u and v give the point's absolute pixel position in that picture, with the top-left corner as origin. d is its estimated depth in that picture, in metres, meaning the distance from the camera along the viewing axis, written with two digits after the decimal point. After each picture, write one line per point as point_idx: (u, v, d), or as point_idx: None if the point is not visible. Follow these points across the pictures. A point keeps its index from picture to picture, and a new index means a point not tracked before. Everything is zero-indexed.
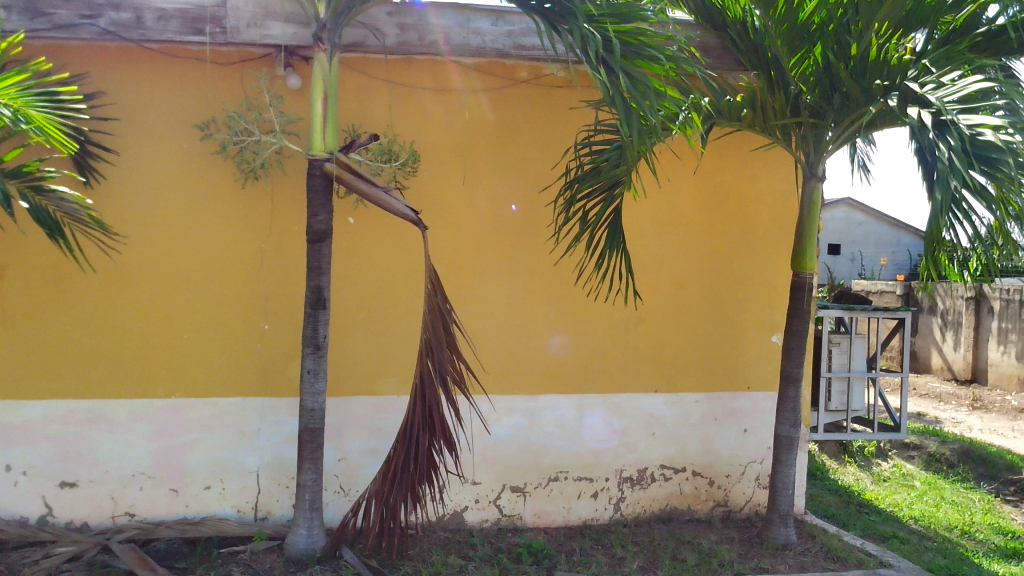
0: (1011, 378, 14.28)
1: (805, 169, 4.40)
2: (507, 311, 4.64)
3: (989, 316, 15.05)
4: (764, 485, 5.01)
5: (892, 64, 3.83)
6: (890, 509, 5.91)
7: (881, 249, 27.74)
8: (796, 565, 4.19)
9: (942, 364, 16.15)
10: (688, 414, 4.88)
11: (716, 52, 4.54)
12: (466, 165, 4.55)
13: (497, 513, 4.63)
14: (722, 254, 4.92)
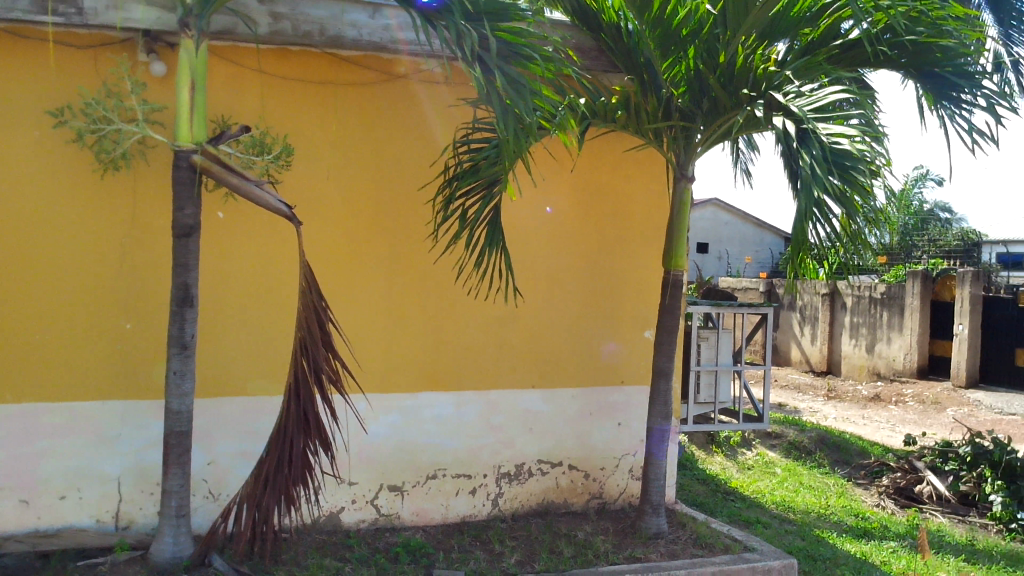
0: (862, 369, 15.46)
1: (676, 170, 4.50)
2: (384, 307, 4.58)
3: (842, 312, 16.03)
4: (636, 477, 5.15)
5: (758, 74, 4.01)
6: (754, 496, 6.20)
7: (745, 249, 29.10)
8: (667, 553, 4.32)
9: (800, 357, 17.07)
10: (564, 408, 4.97)
11: (593, 53, 4.57)
12: (342, 159, 4.46)
13: (374, 513, 4.56)
14: (598, 252, 5.04)
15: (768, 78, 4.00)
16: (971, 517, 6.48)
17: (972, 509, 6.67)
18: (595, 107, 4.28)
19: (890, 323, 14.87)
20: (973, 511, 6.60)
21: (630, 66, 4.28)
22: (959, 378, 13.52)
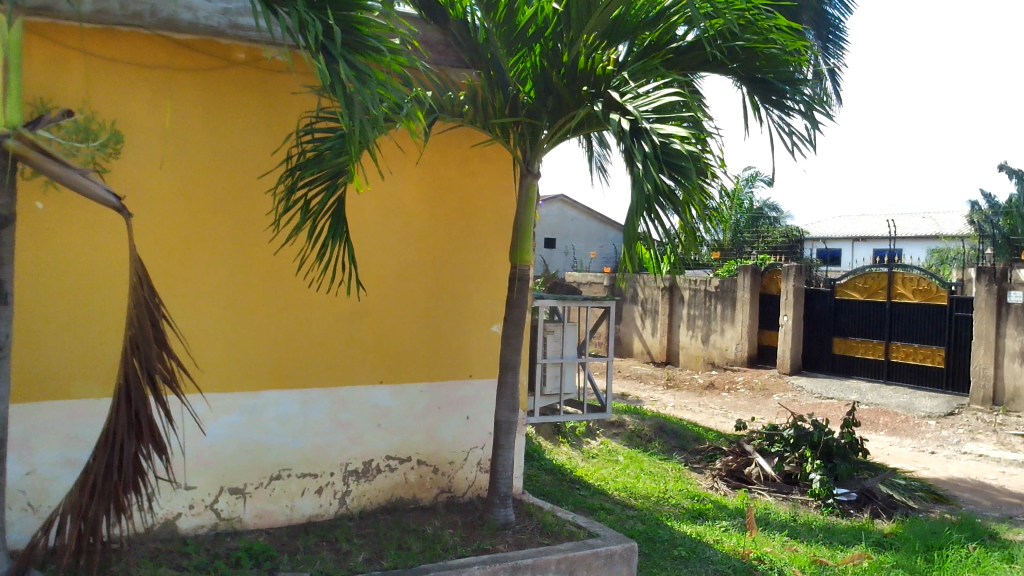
0: (698, 359, 16.31)
1: (522, 165, 4.55)
2: (224, 304, 4.40)
3: (680, 305, 16.81)
4: (485, 469, 5.21)
5: (598, 73, 4.18)
6: (598, 483, 6.41)
7: (590, 244, 30.00)
8: (514, 543, 4.39)
9: (642, 349, 17.77)
10: (412, 403, 4.95)
11: (439, 47, 4.51)
12: (178, 147, 4.25)
13: (214, 517, 4.37)
14: (446, 245, 5.05)
15: (607, 78, 4.17)
16: (794, 495, 6.97)
17: (794, 487, 7.18)
18: (442, 100, 4.26)
19: (724, 315, 15.78)
20: (795, 489, 7.11)
21: (476, 61, 4.32)
22: (784, 366, 14.57)
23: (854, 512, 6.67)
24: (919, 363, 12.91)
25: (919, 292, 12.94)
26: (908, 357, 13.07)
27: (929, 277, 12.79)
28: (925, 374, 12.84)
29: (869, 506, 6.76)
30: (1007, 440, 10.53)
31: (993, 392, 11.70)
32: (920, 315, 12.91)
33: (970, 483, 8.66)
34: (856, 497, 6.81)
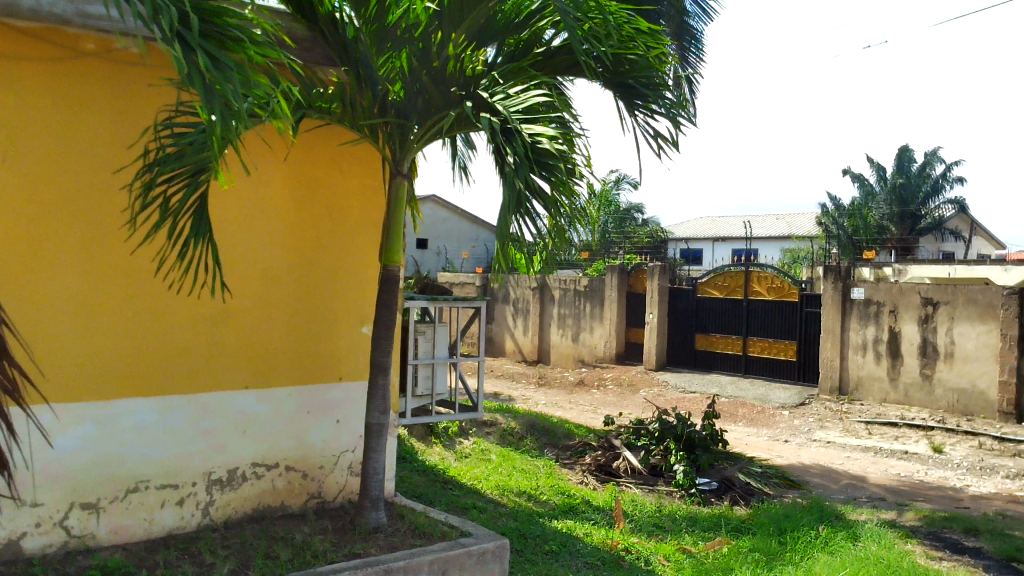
0: (568, 357, 16.65)
1: (391, 166, 4.47)
2: (74, 308, 4.15)
3: (551, 304, 17.09)
4: (355, 473, 5.16)
5: (468, 74, 4.18)
6: (471, 483, 6.44)
7: (462, 245, 30.10)
8: (386, 545, 4.36)
9: (514, 348, 17.97)
10: (279, 408, 4.83)
11: (305, 43, 4.44)
12: (23, 141, 3.98)
13: (64, 535, 4.10)
14: (315, 245, 4.95)
15: (477, 78, 4.19)
16: (659, 486, 7.20)
17: (659, 478, 7.43)
18: (309, 96, 4.12)
19: (592, 314, 16.18)
20: (660, 480, 7.35)
21: (344, 59, 4.21)
22: (650, 362, 15.07)
23: (714, 500, 7.01)
24: (773, 357, 13.65)
25: (773, 290, 13.67)
26: (764, 351, 13.79)
27: (782, 276, 13.53)
28: (778, 367, 13.59)
29: (728, 494, 7.13)
30: (851, 427, 11.29)
31: (839, 382, 12.52)
32: (774, 312, 13.65)
33: (819, 468, 9.23)
34: (716, 486, 7.17)
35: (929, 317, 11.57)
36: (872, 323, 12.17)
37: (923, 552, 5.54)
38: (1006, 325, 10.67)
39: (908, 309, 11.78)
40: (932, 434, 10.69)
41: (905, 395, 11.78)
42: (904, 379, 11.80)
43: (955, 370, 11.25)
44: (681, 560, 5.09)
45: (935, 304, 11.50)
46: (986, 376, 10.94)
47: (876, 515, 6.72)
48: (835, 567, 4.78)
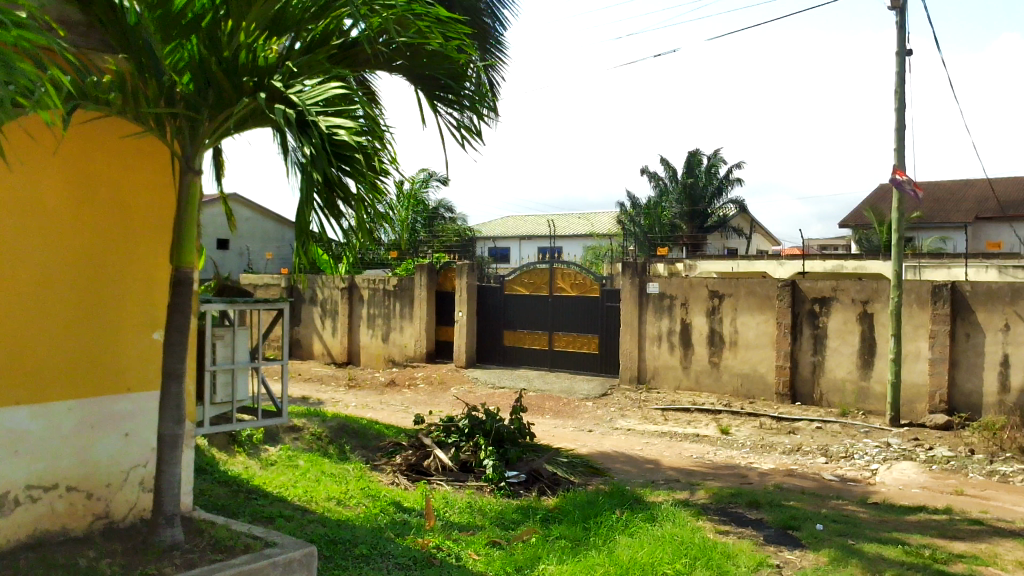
0: (378, 358, 16.49)
1: (180, 162, 4.22)
2: None
3: (359, 304, 16.84)
4: (148, 489, 4.88)
5: (258, 63, 4.06)
6: (276, 491, 6.22)
7: (267, 245, 29.05)
8: (184, 563, 4.11)
9: (322, 350, 17.54)
10: (56, 424, 4.42)
11: (81, 28, 4.11)
12: None
13: None
14: (95, 248, 4.59)
15: (270, 68, 4.08)
16: (469, 481, 7.28)
17: (470, 473, 7.51)
18: (83, 86, 3.78)
19: (402, 313, 16.11)
20: (471, 475, 7.43)
21: (124, 46, 3.92)
22: (460, 359, 15.21)
23: (523, 492, 7.17)
24: (577, 350, 14.21)
25: (576, 286, 14.19)
26: (569, 345, 14.31)
27: (584, 272, 14.08)
28: (582, 360, 14.15)
29: (536, 485, 7.32)
30: (650, 414, 11.95)
31: (637, 372, 13.23)
32: (577, 307, 14.19)
33: (620, 455, 9.70)
34: (525, 478, 7.34)
35: (715, 308, 12.42)
36: (666, 315, 12.94)
37: (712, 527, 5.96)
38: (781, 314, 11.67)
39: (697, 301, 12.60)
40: (721, 417, 11.52)
41: (696, 382, 12.63)
42: (695, 367, 12.64)
43: (739, 358, 12.19)
44: (491, 553, 5.17)
45: (721, 296, 12.35)
46: (765, 361, 11.94)
47: (671, 495, 7.15)
48: (634, 548, 5.04)
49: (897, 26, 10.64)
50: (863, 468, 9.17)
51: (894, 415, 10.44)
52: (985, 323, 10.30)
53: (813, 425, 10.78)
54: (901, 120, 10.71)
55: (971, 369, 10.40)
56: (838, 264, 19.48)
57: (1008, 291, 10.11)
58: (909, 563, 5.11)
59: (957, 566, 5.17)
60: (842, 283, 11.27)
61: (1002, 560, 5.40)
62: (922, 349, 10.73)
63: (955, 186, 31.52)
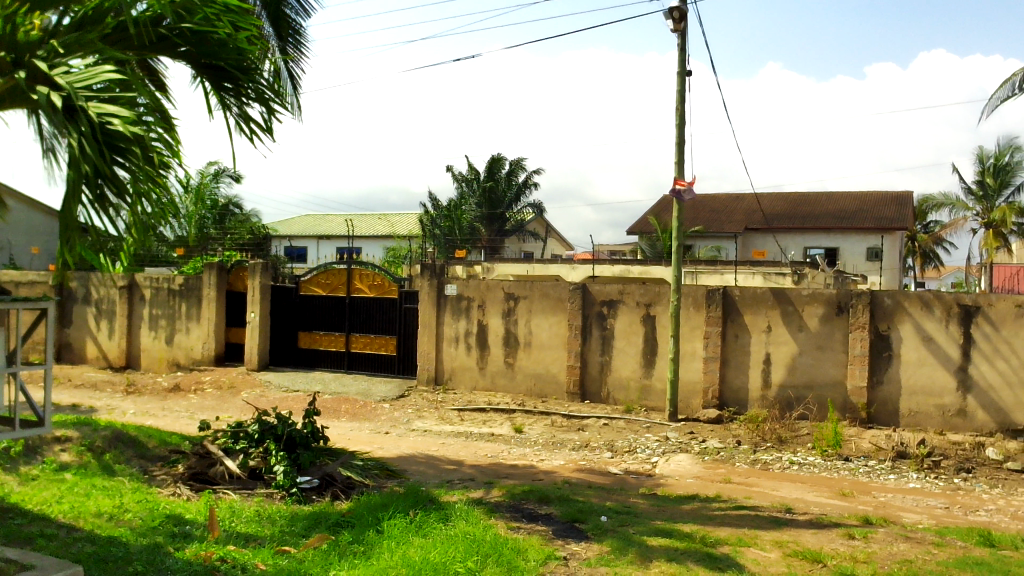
0: (161, 361, 15.49)
1: None
2: None
3: (140, 304, 15.73)
4: None
5: (20, 35, 4.12)
6: (38, 508, 5.67)
7: (33, 239, 26.48)
8: None
9: (96, 353, 16.23)
10: None
11: None
12: None
13: None
14: None
15: (32, 43, 4.14)
16: (258, 489, 7.01)
17: (259, 480, 7.23)
18: None
19: (188, 314, 15.25)
20: (260, 483, 7.15)
21: None
22: (251, 362, 14.61)
23: (315, 497, 6.99)
24: (374, 351, 14.07)
25: (373, 286, 14.05)
26: (366, 346, 14.13)
27: (382, 273, 13.97)
28: (380, 362, 14.03)
29: (329, 489, 7.16)
30: (446, 415, 12.03)
31: (434, 373, 13.30)
32: (374, 308, 14.06)
33: (416, 456, 9.69)
34: (317, 483, 7.15)
35: (511, 310, 12.73)
36: (464, 316, 13.11)
37: (504, 524, 6.09)
38: (573, 316, 12.16)
39: (493, 303, 12.86)
40: (514, 416, 11.83)
41: (492, 382, 12.89)
42: (490, 368, 12.89)
43: (533, 358, 12.57)
44: (279, 562, 5.00)
45: (516, 299, 12.69)
46: (557, 362, 12.40)
47: (465, 494, 7.24)
48: (427, 548, 5.05)
49: (678, 47, 11.41)
50: (644, 462, 9.74)
51: (673, 410, 11.19)
52: (751, 325, 11.26)
53: (600, 421, 11.32)
54: (681, 135, 11.49)
55: (739, 367, 11.34)
56: (625, 269, 20.61)
57: (771, 296, 11.13)
58: (683, 549, 5.49)
59: (724, 548, 5.63)
60: (628, 287, 11.91)
61: (762, 540, 5.94)
62: (697, 349, 11.56)
63: (728, 199, 34.30)
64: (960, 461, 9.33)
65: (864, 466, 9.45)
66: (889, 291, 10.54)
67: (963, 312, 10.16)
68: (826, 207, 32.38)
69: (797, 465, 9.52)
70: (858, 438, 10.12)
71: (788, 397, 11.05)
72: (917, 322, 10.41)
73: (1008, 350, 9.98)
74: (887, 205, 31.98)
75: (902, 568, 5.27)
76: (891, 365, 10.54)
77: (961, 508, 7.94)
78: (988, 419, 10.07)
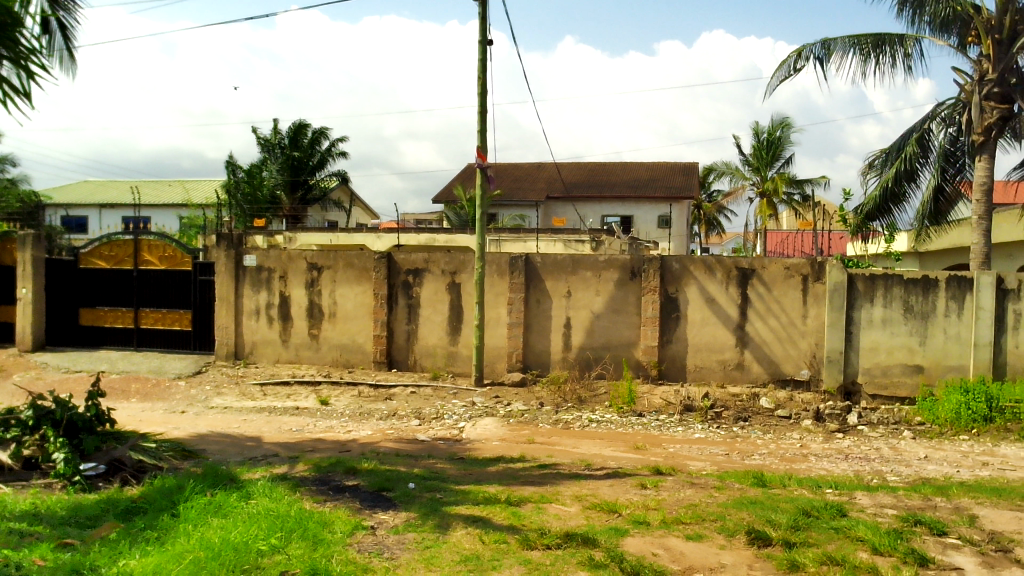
0: None
1: None
2: None
3: None
4: None
5: None
6: None
7: None
8: None
9: None
10: None
11: None
12: None
13: None
14: None
15: None
16: (34, 480, 6.46)
17: (34, 471, 6.65)
18: None
19: None
20: (36, 473, 6.59)
21: None
22: (25, 342, 13.36)
23: (102, 485, 6.54)
24: (167, 328, 13.26)
25: (164, 258, 13.22)
26: (157, 322, 13.28)
27: (173, 244, 13.18)
28: (173, 337, 13.26)
29: (118, 475, 6.73)
30: (247, 390, 11.60)
31: (233, 347, 12.76)
32: (165, 282, 13.25)
33: (216, 434, 9.26)
34: (103, 469, 6.70)
35: (314, 281, 12.40)
36: (264, 288, 12.63)
37: (309, 498, 5.96)
38: (378, 286, 12.05)
39: (296, 274, 12.48)
40: (320, 388, 11.60)
41: (295, 354, 12.54)
42: (294, 340, 12.54)
43: (338, 329, 12.35)
44: (61, 556, 4.64)
45: (319, 269, 12.37)
46: (363, 332, 12.26)
47: (268, 470, 7.03)
48: (227, 529, 4.85)
49: (480, 16, 11.45)
50: (451, 427, 9.88)
51: (478, 375, 11.41)
52: (552, 291, 11.64)
53: (408, 389, 11.34)
54: (484, 105, 11.60)
55: (541, 331, 11.70)
56: (431, 237, 20.64)
57: (570, 262, 11.54)
58: (488, 511, 5.64)
59: (527, 507, 5.83)
60: (433, 255, 11.93)
61: (563, 496, 6.21)
62: (502, 315, 11.81)
63: (530, 168, 35.16)
64: (738, 411, 10.19)
65: (655, 420, 10.10)
66: (676, 256, 11.25)
67: (741, 275, 11.04)
68: (622, 177, 33.97)
69: (596, 422, 10.02)
70: (650, 394, 10.80)
71: (587, 358, 11.56)
72: (701, 285, 11.20)
73: (778, 308, 10.96)
74: (675, 175, 34.02)
75: (687, 512, 5.69)
76: (679, 325, 11.28)
77: (738, 454, 8.68)
78: (762, 372, 11.04)
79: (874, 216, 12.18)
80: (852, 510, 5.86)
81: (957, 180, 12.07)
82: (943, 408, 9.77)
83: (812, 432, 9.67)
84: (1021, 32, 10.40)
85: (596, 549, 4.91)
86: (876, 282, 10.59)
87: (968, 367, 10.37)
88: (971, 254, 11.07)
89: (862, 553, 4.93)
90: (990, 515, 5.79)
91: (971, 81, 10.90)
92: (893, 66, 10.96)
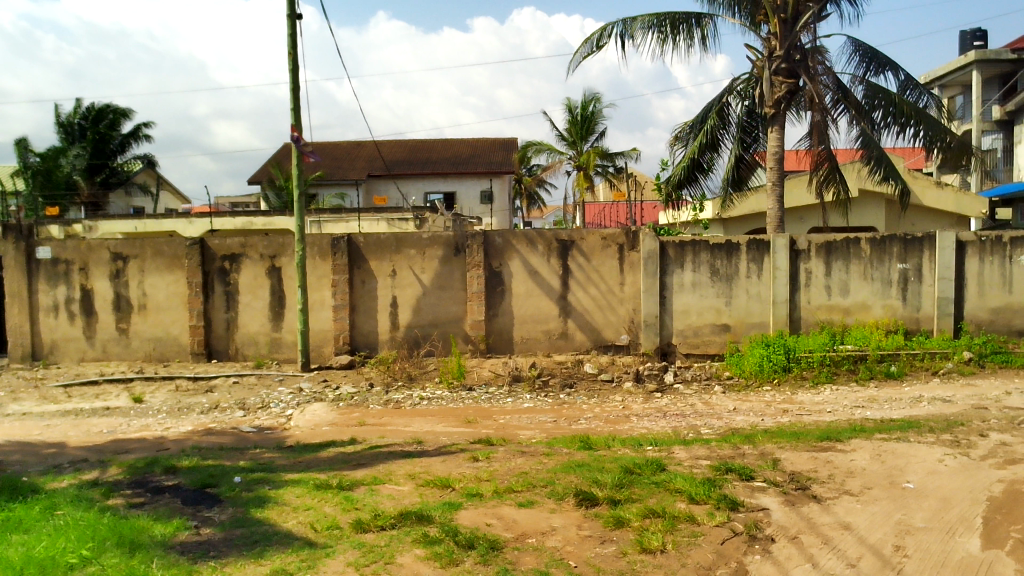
0: None
1: None
2: None
3: None
4: None
5: None
6: None
7: None
8: None
9: None
10: None
11: None
12: None
13: None
14: None
15: None
16: None
17: None
18: None
19: None
20: None
21: None
22: None
23: None
24: None
25: None
26: None
27: None
28: None
29: None
30: (48, 393, 10.71)
31: (31, 348, 11.75)
32: None
33: (14, 444, 8.50)
34: None
35: (119, 271, 11.60)
36: (62, 282, 11.69)
37: (125, 503, 5.60)
38: (192, 274, 11.46)
39: (98, 266, 11.62)
40: (133, 385, 10.91)
41: (102, 352, 11.71)
42: (100, 337, 11.70)
43: (149, 322, 11.64)
44: None
45: (124, 259, 11.58)
46: (177, 323, 11.62)
47: (77, 477, 6.53)
48: (29, 545, 4.46)
49: None
50: (278, 416, 9.58)
51: (304, 361, 11.13)
52: (376, 270, 11.50)
53: (230, 380, 10.88)
54: (296, 81, 11.22)
55: (367, 312, 11.55)
56: (247, 221, 19.82)
57: (393, 241, 11.44)
58: (321, 498, 5.52)
59: (360, 490, 5.76)
60: (250, 239, 11.45)
61: (396, 475, 6.19)
62: (326, 298, 11.54)
63: (348, 147, 34.46)
64: (564, 378, 10.52)
65: (485, 393, 10.25)
66: (498, 231, 11.41)
67: (561, 247, 11.37)
68: (442, 154, 34.01)
69: (426, 400, 10.04)
70: (479, 368, 10.95)
71: (415, 336, 11.54)
72: (524, 258, 11.43)
73: (597, 277, 11.39)
74: (495, 151, 34.44)
75: (518, 480, 5.83)
76: (504, 299, 11.46)
77: (565, 419, 8.98)
78: (585, 339, 11.45)
79: (682, 185, 12.81)
80: (671, 464, 6.21)
81: (753, 150, 13.00)
82: (748, 362, 10.52)
83: (633, 393, 10.16)
84: (802, 12, 11.23)
85: (431, 524, 4.93)
86: (685, 248, 11.20)
87: (768, 323, 11.22)
88: (767, 219, 11.93)
89: (680, 503, 5.25)
90: (789, 457, 6.31)
91: (761, 58, 11.72)
92: (691, 43, 11.56)
